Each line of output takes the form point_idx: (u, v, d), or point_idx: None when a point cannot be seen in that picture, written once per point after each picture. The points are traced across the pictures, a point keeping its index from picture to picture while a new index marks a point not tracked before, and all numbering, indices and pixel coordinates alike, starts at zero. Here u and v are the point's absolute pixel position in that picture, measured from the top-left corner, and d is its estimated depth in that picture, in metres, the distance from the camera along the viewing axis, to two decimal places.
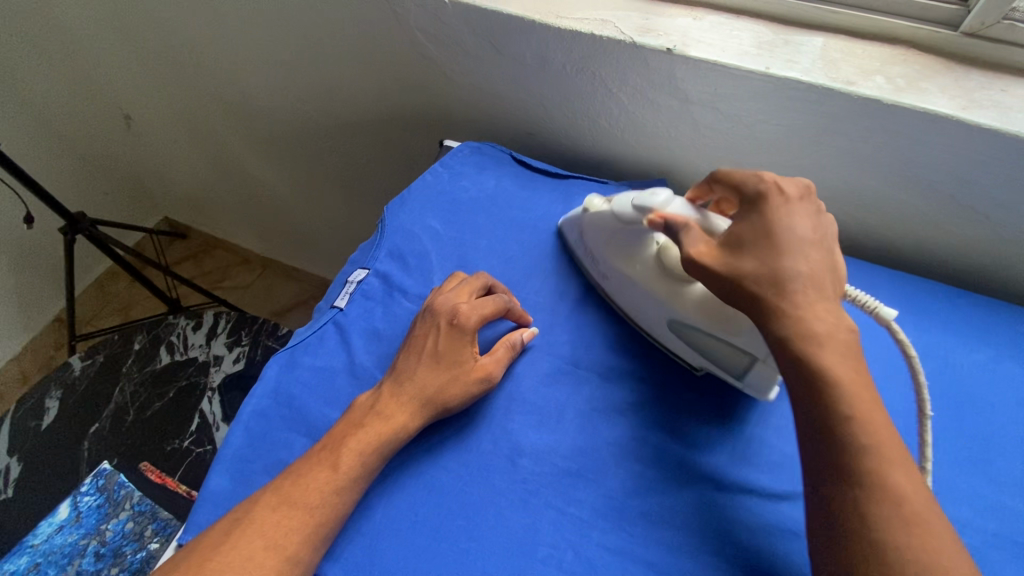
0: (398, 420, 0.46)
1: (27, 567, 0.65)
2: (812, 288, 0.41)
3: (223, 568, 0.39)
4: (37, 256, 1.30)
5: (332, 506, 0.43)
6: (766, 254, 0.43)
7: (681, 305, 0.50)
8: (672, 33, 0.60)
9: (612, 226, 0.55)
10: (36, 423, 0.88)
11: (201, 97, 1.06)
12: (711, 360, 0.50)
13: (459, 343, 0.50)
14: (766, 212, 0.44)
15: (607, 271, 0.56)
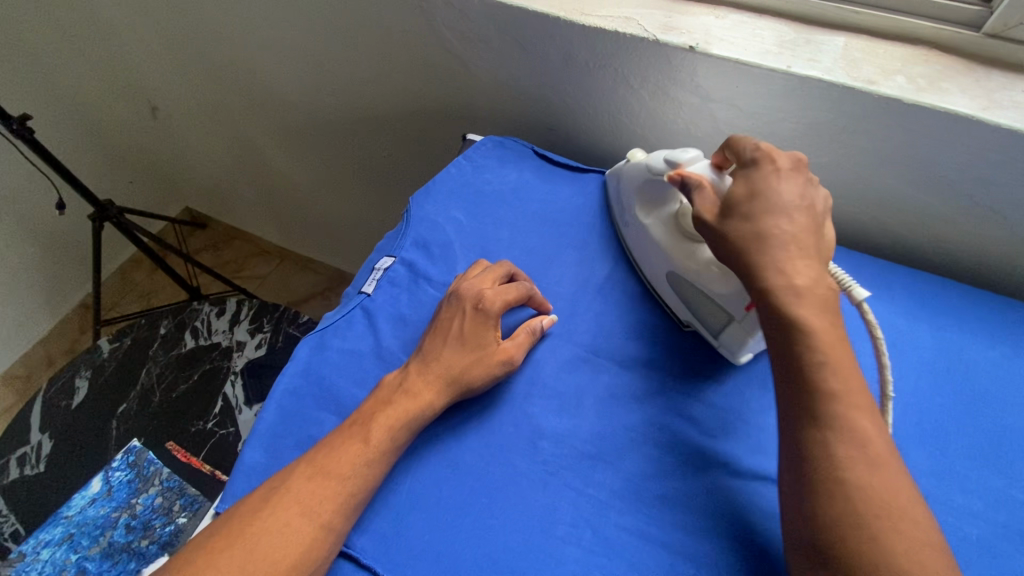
0: (425, 396, 0.48)
1: (62, 537, 0.68)
2: (795, 248, 0.43)
3: (263, 532, 0.42)
4: (65, 242, 1.33)
5: (363, 478, 0.45)
6: (752, 216, 0.45)
7: (677, 258, 0.54)
8: (695, 31, 0.62)
9: (642, 177, 0.58)
10: (67, 401, 0.91)
11: (228, 89, 1.09)
12: (697, 317, 0.54)
13: (484, 326, 0.52)
14: (752, 178, 0.47)
15: (631, 218, 0.60)
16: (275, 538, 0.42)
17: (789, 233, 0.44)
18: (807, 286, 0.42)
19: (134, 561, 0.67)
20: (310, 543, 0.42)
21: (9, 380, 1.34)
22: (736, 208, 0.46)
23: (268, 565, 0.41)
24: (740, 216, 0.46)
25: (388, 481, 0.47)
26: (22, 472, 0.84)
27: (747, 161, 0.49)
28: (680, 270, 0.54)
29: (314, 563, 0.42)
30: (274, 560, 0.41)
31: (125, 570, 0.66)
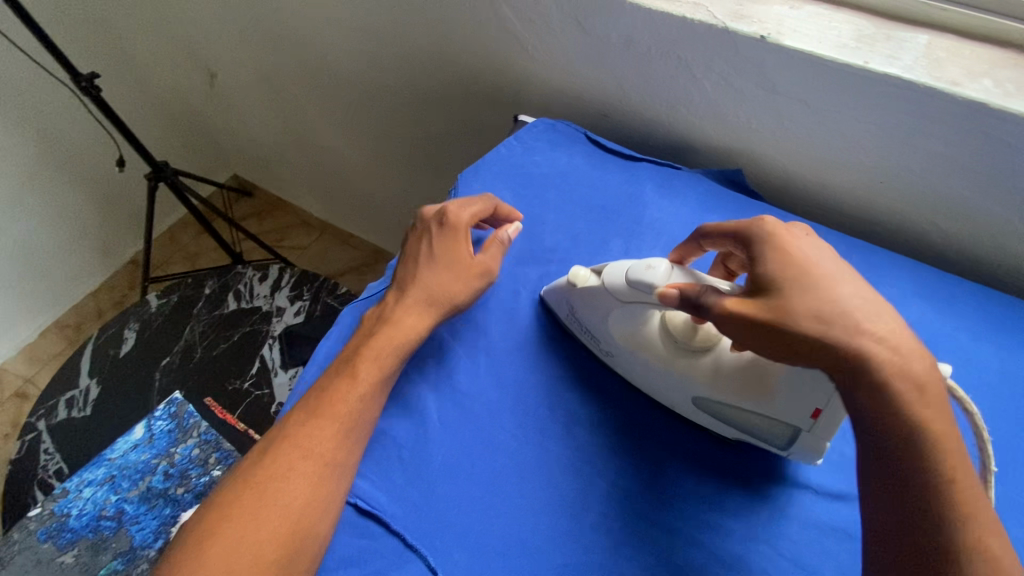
0: (408, 322, 0.50)
1: (104, 478, 0.71)
2: (882, 321, 0.39)
3: (269, 479, 0.44)
4: (120, 199, 1.39)
5: (358, 411, 0.47)
6: (822, 292, 0.39)
7: (701, 382, 0.48)
8: (767, 20, 0.59)
9: (608, 300, 0.51)
10: (115, 351, 0.95)
11: (284, 60, 1.11)
12: (747, 432, 0.48)
13: (454, 239, 0.53)
14: (789, 248, 0.42)
15: (613, 347, 0.52)
16: (285, 481, 0.44)
17: (869, 307, 0.39)
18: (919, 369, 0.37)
19: (170, 507, 0.70)
20: (316, 479, 0.44)
21: (60, 328, 1.40)
22: (787, 286, 0.40)
23: (281, 506, 0.43)
24: (801, 292, 0.40)
25: (423, 450, 0.48)
26: (70, 413, 0.89)
27: (752, 232, 0.44)
28: (710, 393, 0.48)
29: (325, 498, 0.44)
30: (286, 499, 0.43)
31: (161, 514, 0.69)
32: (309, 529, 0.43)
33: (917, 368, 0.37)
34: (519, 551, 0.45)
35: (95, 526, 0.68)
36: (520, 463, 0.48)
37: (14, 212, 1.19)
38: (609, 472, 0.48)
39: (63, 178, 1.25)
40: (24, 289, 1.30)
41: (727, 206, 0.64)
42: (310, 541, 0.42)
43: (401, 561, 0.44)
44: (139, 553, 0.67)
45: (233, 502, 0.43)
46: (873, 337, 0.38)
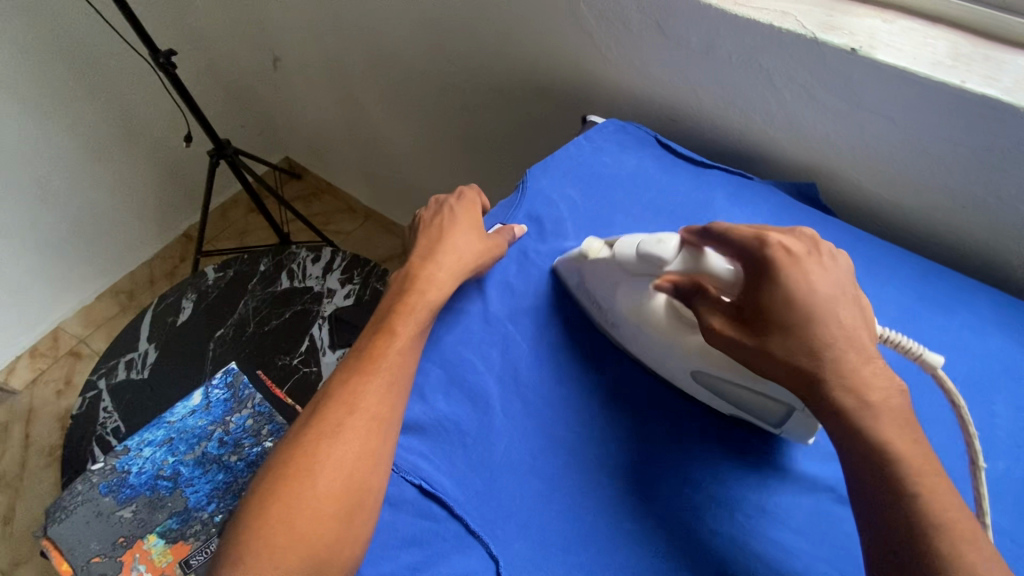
0: (439, 278, 0.54)
1: (163, 439, 0.74)
2: (852, 352, 0.41)
3: (319, 434, 0.45)
4: (180, 174, 1.44)
5: (398, 365, 0.49)
6: (795, 330, 0.41)
7: (699, 358, 0.49)
8: (858, 33, 0.58)
9: (619, 274, 0.52)
10: (173, 318, 0.98)
11: (350, 47, 1.13)
12: (742, 409, 0.49)
13: (474, 209, 0.60)
14: (785, 281, 0.42)
15: (619, 318, 0.53)
16: (337, 439, 0.45)
17: (840, 340, 0.41)
18: (880, 397, 0.40)
19: (222, 473, 0.72)
20: (367, 434, 0.45)
21: (115, 293, 1.46)
22: (770, 320, 0.42)
23: (335, 461, 0.44)
24: (782, 327, 0.41)
25: (486, 439, 0.49)
26: (129, 374, 0.92)
27: (755, 256, 0.43)
28: (708, 368, 0.49)
29: (376, 452, 0.45)
30: (340, 455, 0.44)
31: (214, 479, 0.72)
32: (364, 483, 0.44)
33: (873, 395, 0.40)
34: (577, 545, 0.45)
35: (152, 485, 0.71)
36: (581, 461, 0.48)
37: (84, 179, 1.25)
38: (672, 479, 0.48)
39: (130, 150, 1.30)
40: (86, 253, 1.36)
41: (799, 219, 0.62)
42: (366, 494, 0.44)
43: (462, 545, 0.44)
44: (193, 514, 0.69)
45: (287, 460, 0.44)
46: (839, 372, 0.40)
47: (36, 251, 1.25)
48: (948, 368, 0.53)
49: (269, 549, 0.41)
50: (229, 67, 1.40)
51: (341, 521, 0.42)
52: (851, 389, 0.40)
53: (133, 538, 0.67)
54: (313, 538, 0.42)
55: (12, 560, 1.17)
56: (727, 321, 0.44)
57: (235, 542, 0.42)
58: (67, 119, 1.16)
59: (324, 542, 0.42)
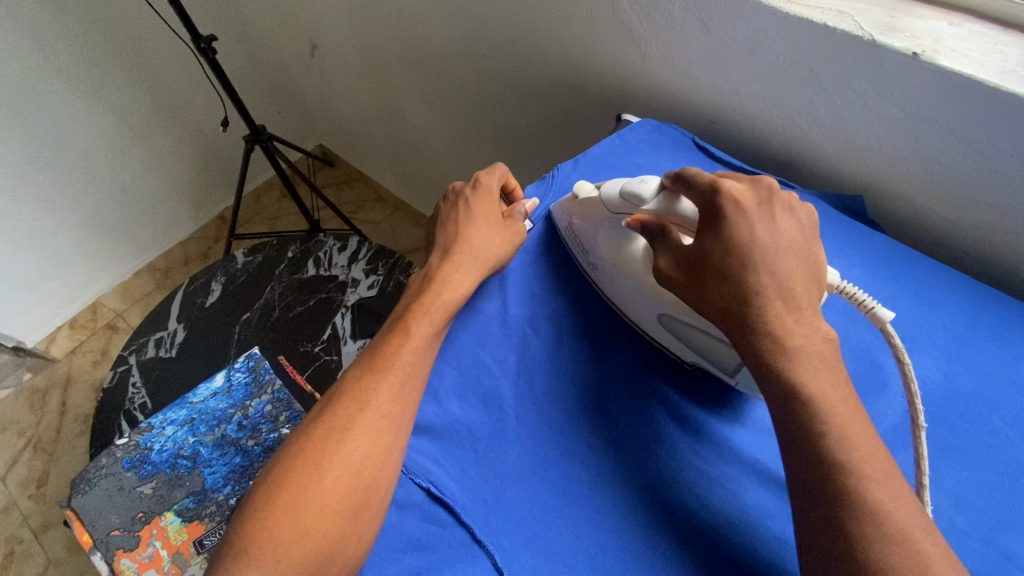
0: (458, 279, 0.53)
1: (185, 419, 0.76)
2: (777, 300, 0.42)
3: (330, 430, 0.45)
4: (217, 157, 1.47)
5: (412, 364, 0.48)
6: (726, 273, 0.43)
7: (668, 299, 0.50)
8: (921, 36, 0.54)
9: (603, 214, 0.54)
10: (201, 299, 1.00)
11: (386, 36, 1.12)
12: (704, 356, 0.50)
13: (488, 198, 0.58)
14: (729, 226, 0.44)
15: (598, 260, 0.55)
16: (346, 435, 0.44)
17: (769, 286, 0.42)
18: (801, 342, 0.40)
19: (239, 456, 0.73)
20: (376, 433, 0.45)
21: (151, 271, 1.50)
22: (709, 265, 0.44)
23: (344, 459, 0.43)
24: (719, 273, 0.43)
25: (497, 447, 0.48)
26: (158, 352, 0.95)
27: (707, 203, 0.45)
28: (674, 309, 0.50)
29: (385, 451, 0.44)
30: (348, 451, 0.44)
31: (230, 461, 0.73)
32: (372, 482, 0.43)
33: (793, 339, 0.41)
34: (587, 564, 0.43)
35: (172, 463, 0.72)
36: (595, 476, 0.46)
37: (124, 158, 1.29)
38: (691, 501, 0.45)
39: (169, 132, 1.33)
40: (125, 229, 1.40)
41: (844, 233, 0.59)
42: (373, 493, 0.43)
43: (467, 554, 0.43)
44: (209, 495, 0.70)
45: (296, 456, 0.44)
46: (762, 314, 0.41)
47: (78, 226, 1.30)
48: (1001, 402, 0.49)
49: (273, 542, 0.41)
50: (269, 54, 1.42)
51: (346, 519, 0.42)
52: (770, 332, 0.41)
53: (151, 515, 0.68)
54: (318, 533, 0.41)
55: (45, 521, 1.23)
56: (673, 264, 0.47)
57: (240, 532, 0.41)
58: (111, 99, 1.19)
59: (328, 539, 0.41)
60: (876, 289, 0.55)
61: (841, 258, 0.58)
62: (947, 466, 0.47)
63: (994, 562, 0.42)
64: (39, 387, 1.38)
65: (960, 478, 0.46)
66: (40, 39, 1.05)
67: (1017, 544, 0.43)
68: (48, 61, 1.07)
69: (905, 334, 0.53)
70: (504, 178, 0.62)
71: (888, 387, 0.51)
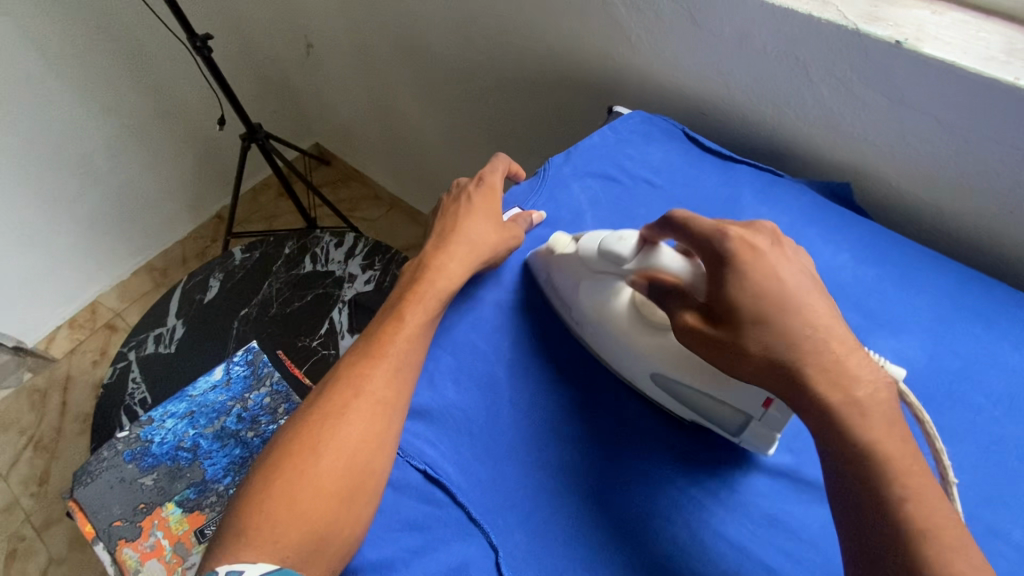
0: (451, 268, 0.53)
1: (185, 412, 0.77)
2: (833, 342, 0.38)
3: (326, 416, 0.45)
4: (214, 156, 1.48)
5: (405, 351, 0.49)
6: (766, 320, 0.39)
7: (655, 355, 0.47)
8: (904, 25, 0.55)
9: (583, 270, 0.51)
10: (200, 296, 1.01)
11: (381, 35, 1.13)
12: (702, 415, 0.47)
13: (491, 193, 0.59)
14: (755, 274, 0.39)
15: (581, 314, 0.52)
16: (342, 419, 0.45)
17: (816, 331, 0.39)
18: (866, 392, 0.37)
19: (239, 448, 0.74)
20: (371, 417, 0.45)
21: (149, 270, 1.51)
22: (740, 317, 0.39)
23: (339, 443, 0.44)
24: (753, 321, 0.39)
25: (494, 428, 0.49)
26: (157, 348, 0.95)
27: (718, 250, 0.41)
28: (665, 368, 0.47)
29: (380, 435, 0.45)
30: (344, 436, 0.45)
31: (230, 453, 0.73)
32: (368, 465, 0.44)
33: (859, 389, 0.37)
34: (583, 542, 0.44)
35: (172, 455, 0.73)
36: (589, 454, 0.47)
37: (121, 157, 1.29)
38: (682, 479, 0.46)
39: (166, 131, 1.34)
40: (123, 229, 1.41)
41: (831, 218, 0.59)
42: (369, 476, 0.44)
43: (463, 533, 0.44)
44: (209, 486, 0.71)
45: (293, 441, 0.45)
46: (817, 361, 0.38)
47: (78, 224, 1.31)
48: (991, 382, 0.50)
49: (270, 524, 0.41)
50: (265, 53, 1.43)
51: (342, 501, 0.43)
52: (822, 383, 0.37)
53: (153, 505, 0.69)
54: (313, 514, 0.42)
55: (47, 518, 1.24)
56: (696, 318, 0.41)
57: (238, 514, 0.42)
58: (109, 98, 1.20)
59: (324, 519, 0.42)
60: (864, 274, 0.56)
61: (828, 244, 0.58)
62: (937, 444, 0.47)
63: (981, 535, 0.43)
64: (39, 386, 1.39)
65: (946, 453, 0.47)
66: (39, 40, 1.05)
67: (1002, 518, 0.44)
68: (46, 61, 1.08)
69: (892, 315, 0.53)
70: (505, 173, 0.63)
71: None
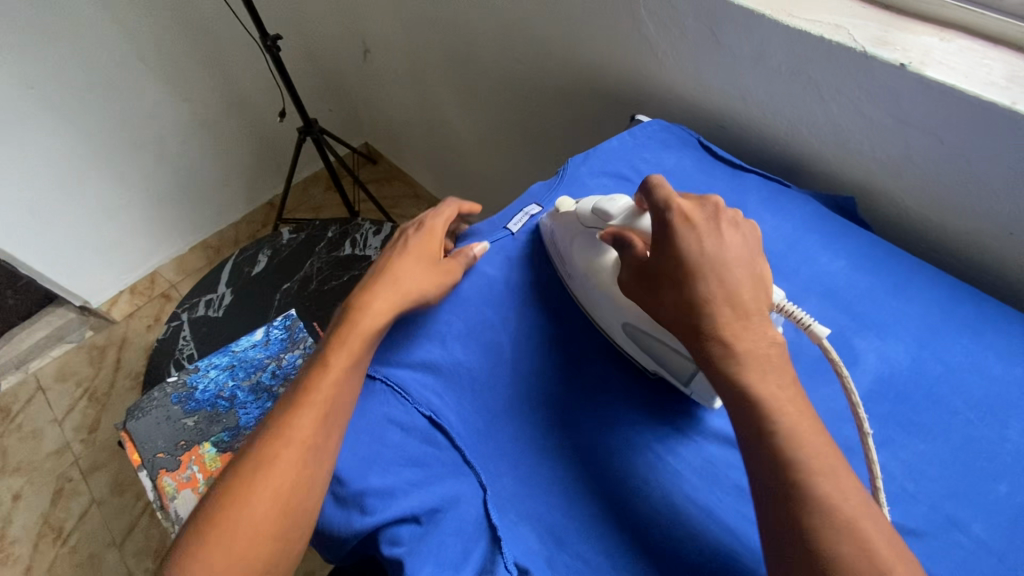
0: (374, 305, 0.56)
1: (227, 364, 0.85)
2: (727, 309, 0.44)
3: (256, 464, 0.48)
4: (271, 147, 1.60)
5: (333, 396, 0.51)
6: (678, 282, 0.46)
7: (630, 309, 0.53)
8: (910, 49, 0.58)
9: (577, 229, 0.58)
10: (249, 268, 1.10)
11: (431, 42, 1.22)
12: (662, 365, 0.52)
13: (429, 239, 0.62)
14: (676, 242, 0.46)
15: (573, 270, 0.58)
16: (271, 467, 0.47)
17: (718, 294, 0.44)
18: (747, 346, 0.43)
19: (271, 401, 0.82)
20: (298, 463, 0.47)
21: (204, 248, 1.64)
22: (659, 275, 0.47)
23: (269, 489, 0.46)
24: (671, 282, 0.46)
25: (494, 386, 0.54)
26: (207, 311, 1.05)
27: (659, 218, 0.48)
28: (635, 318, 0.53)
29: (304, 475, 0.47)
30: (271, 484, 0.46)
31: (263, 405, 0.81)
32: (298, 508, 0.46)
33: (742, 344, 0.43)
34: (563, 490, 0.48)
35: (212, 402, 0.81)
36: (578, 417, 0.52)
37: (191, 142, 1.43)
38: (660, 446, 0.50)
39: (231, 120, 1.46)
40: (185, 208, 1.54)
41: (831, 227, 0.63)
42: (300, 516, 0.46)
43: (458, 473, 0.49)
44: (242, 431, 0.79)
45: (226, 491, 0.47)
46: (711, 320, 0.44)
47: (146, 200, 1.44)
48: (968, 388, 0.52)
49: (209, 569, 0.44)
50: (326, 56, 1.55)
51: (273, 537, 0.46)
52: (720, 337, 0.43)
53: (191, 443, 0.77)
54: (244, 556, 0.45)
55: (92, 463, 1.36)
56: (634, 274, 0.50)
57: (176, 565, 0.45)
58: (186, 87, 1.33)
59: (255, 558, 0.45)
60: (857, 280, 0.59)
61: (826, 250, 0.61)
62: (909, 440, 0.50)
63: (941, 524, 0.46)
64: (98, 344, 1.52)
65: (917, 448, 0.49)
66: (134, 34, 1.19)
67: (964, 511, 0.46)
68: (137, 52, 1.21)
69: (880, 319, 0.56)
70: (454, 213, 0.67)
71: (862, 364, 0.54)
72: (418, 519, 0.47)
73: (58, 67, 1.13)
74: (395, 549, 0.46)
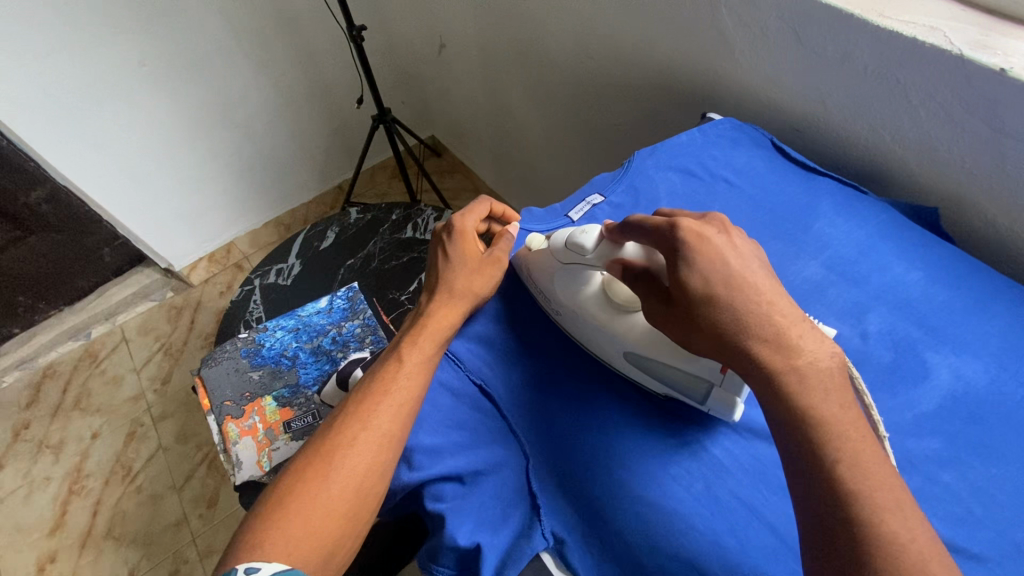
0: (443, 308, 0.58)
1: (292, 327, 0.91)
2: (776, 319, 0.42)
3: (336, 444, 0.50)
4: (344, 132, 1.69)
5: (408, 387, 0.52)
6: (715, 302, 0.43)
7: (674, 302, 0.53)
8: (1013, 54, 0.55)
9: (554, 263, 0.57)
10: (317, 243, 1.17)
11: (506, 38, 1.25)
12: (669, 387, 0.51)
13: (471, 238, 0.63)
14: (702, 263, 0.43)
15: (561, 307, 0.57)
16: (350, 450, 0.49)
17: (762, 307, 0.42)
18: (808, 359, 0.40)
19: (329, 364, 0.87)
20: (376, 448, 0.49)
21: (277, 224, 1.75)
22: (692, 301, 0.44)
23: (348, 470, 0.49)
24: (707, 304, 0.43)
25: (544, 362, 0.56)
26: (277, 279, 1.12)
27: (669, 243, 0.45)
28: (638, 347, 0.51)
29: (383, 464, 0.49)
30: (350, 465, 0.49)
31: (321, 367, 0.87)
32: (371, 490, 0.49)
33: (803, 354, 0.41)
34: (600, 470, 0.48)
35: (276, 359, 0.87)
36: (627, 402, 0.52)
37: (275, 124, 1.53)
38: (706, 439, 0.50)
39: (311, 105, 1.55)
40: (263, 185, 1.65)
41: (909, 237, 0.60)
42: (371, 498, 0.49)
43: (502, 440, 0.51)
44: (300, 390, 0.84)
45: (305, 467, 0.50)
46: (760, 337, 0.41)
47: (229, 175, 1.55)
48: None
49: (286, 536, 0.46)
50: (404, 49, 1.61)
51: (348, 520, 0.48)
52: (777, 351, 0.41)
53: (255, 395, 0.83)
54: (324, 533, 0.47)
55: (163, 412, 1.47)
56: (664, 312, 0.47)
57: (254, 528, 0.47)
58: (274, 72, 1.42)
59: (333, 534, 0.47)
60: (934, 294, 0.56)
61: (901, 260, 0.59)
62: (978, 461, 0.47)
63: (1011, 553, 0.43)
64: (176, 304, 1.65)
65: (986, 472, 0.47)
66: (235, 20, 1.28)
67: None
68: (235, 35, 1.30)
69: (956, 336, 0.53)
70: (486, 212, 0.68)
71: (930, 380, 0.51)
72: (462, 478, 0.48)
73: (165, 46, 1.23)
74: (438, 504, 0.47)
